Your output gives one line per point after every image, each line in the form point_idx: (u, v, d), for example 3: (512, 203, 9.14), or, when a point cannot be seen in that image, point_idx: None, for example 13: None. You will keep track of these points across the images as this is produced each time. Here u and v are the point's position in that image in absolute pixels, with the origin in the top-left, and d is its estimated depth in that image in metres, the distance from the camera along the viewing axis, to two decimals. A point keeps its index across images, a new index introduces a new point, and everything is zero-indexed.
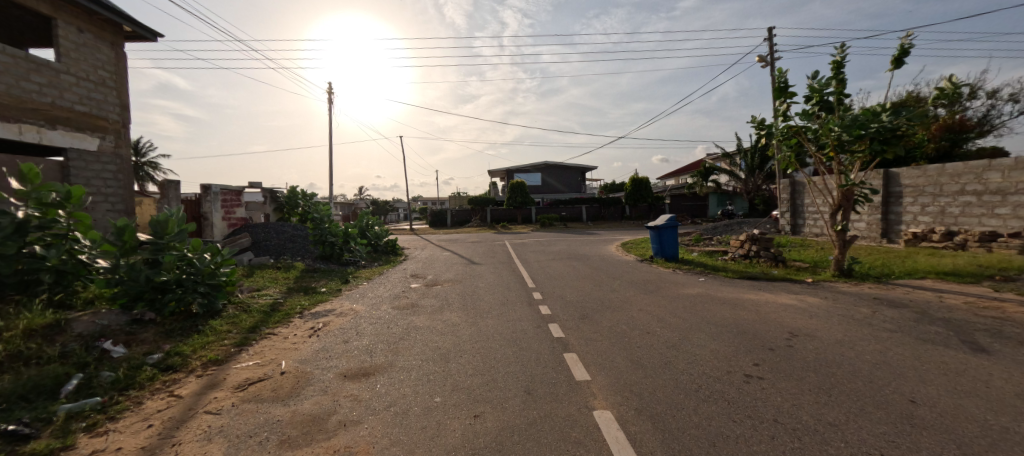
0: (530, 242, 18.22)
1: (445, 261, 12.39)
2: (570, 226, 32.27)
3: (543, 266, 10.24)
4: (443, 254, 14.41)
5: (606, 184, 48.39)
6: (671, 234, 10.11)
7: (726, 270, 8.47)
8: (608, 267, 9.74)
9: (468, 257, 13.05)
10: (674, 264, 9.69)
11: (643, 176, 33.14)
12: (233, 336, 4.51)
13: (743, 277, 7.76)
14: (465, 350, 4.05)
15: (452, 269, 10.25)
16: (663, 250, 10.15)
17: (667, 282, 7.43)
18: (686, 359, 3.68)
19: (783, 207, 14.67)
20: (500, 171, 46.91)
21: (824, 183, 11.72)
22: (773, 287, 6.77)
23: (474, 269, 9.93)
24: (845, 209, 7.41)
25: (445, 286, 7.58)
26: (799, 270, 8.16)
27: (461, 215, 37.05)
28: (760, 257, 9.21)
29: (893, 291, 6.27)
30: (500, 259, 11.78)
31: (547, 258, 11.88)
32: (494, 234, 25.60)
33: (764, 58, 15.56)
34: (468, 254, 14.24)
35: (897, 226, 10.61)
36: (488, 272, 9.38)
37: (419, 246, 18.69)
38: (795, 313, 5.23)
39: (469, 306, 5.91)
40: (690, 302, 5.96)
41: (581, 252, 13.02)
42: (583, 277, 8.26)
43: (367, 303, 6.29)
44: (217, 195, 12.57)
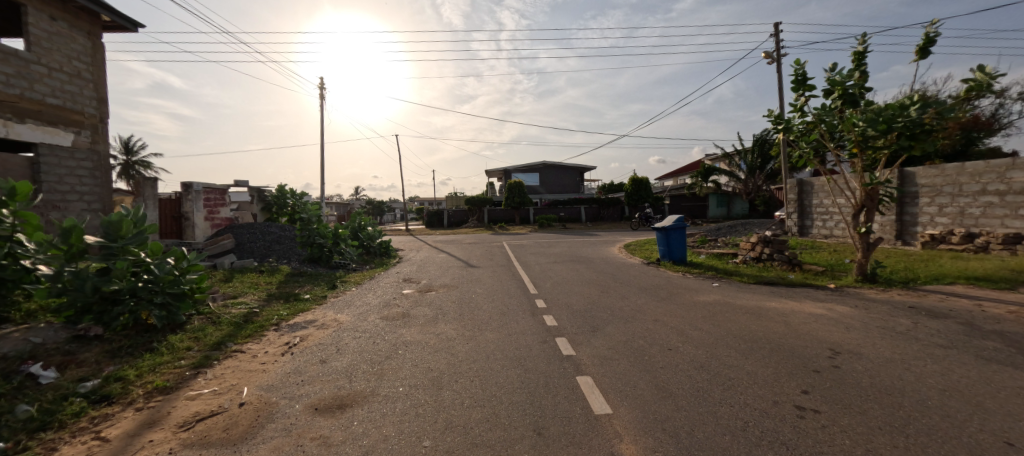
0: (529, 243, 17.68)
1: (442, 264, 11.80)
2: (569, 227, 31.78)
3: (545, 270, 9.67)
4: (439, 256, 13.81)
5: (604, 184, 48.01)
6: (680, 235, 9.58)
7: (740, 274, 7.95)
8: (614, 270, 9.19)
9: (465, 259, 12.48)
10: (683, 267, 9.17)
11: (642, 177, 32.72)
12: (192, 355, 3.92)
13: (760, 282, 7.23)
14: (460, 374, 3.46)
15: (448, 272, 9.65)
16: (671, 253, 9.63)
17: (680, 289, 6.89)
18: (721, 385, 3.13)
19: (791, 207, 14.21)
20: (498, 171, 46.37)
21: (837, 183, 11.24)
22: (795, 294, 6.25)
23: (471, 273, 9.34)
24: (869, 210, 6.92)
25: (438, 293, 6.98)
26: (818, 274, 7.66)
27: (458, 216, 36.52)
28: (774, 260, 8.72)
29: (927, 299, 5.76)
30: (499, 262, 11.21)
31: (549, 261, 11.31)
32: (492, 235, 25.07)
33: (770, 55, 15.13)
34: (465, 256, 13.67)
35: (913, 227, 10.14)
36: (486, 276, 8.80)
37: (415, 247, 18.11)
38: (827, 325, 4.68)
39: (464, 316, 5.32)
40: (710, 312, 5.41)
41: (583, 255, 12.47)
42: (589, 282, 7.70)
43: (352, 313, 5.70)
44: (199, 194, 11.91)
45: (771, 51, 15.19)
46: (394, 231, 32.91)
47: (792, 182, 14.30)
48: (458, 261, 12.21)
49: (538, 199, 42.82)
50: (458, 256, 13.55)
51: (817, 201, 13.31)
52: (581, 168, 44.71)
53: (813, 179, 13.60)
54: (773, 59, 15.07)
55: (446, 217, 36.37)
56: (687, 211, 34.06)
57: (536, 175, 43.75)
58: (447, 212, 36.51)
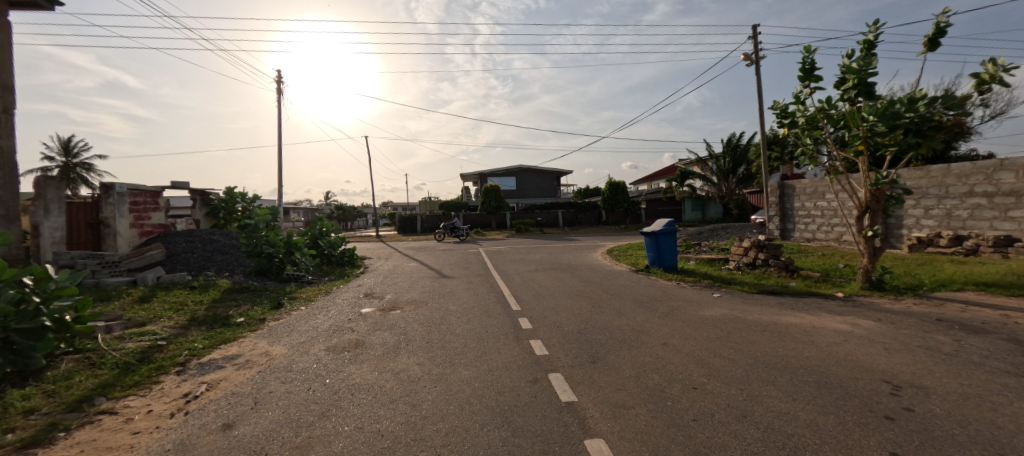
0: (506, 250, 16.77)
1: (411, 274, 10.68)
2: (546, 232, 31.13)
3: (526, 279, 8.75)
4: (409, 265, 12.66)
5: (581, 189, 47.97)
6: (670, 240, 8.92)
7: (738, 282, 7.32)
8: (602, 279, 8.39)
9: (438, 268, 11.41)
10: (675, 275, 8.50)
11: (619, 181, 32.58)
12: (30, 425, 2.69)
13: (762, 291, 6.61)
14: (422, 442, 2.44)
15: (418, 284, 8.56)
16: (661, 260, 8.95)
17: (679, 301, 6.15)
18: (783, 448, 2.28)
19: (772, 211, 14.05)
20: (473, 174, 45.30)
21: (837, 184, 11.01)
22: (806, 305, 5.62)
23: (444, 285, 8.29)
24: (874, 212, 6.45)
25: (404, 312, 5.91)
26: (819, 281, 7.14)
27: (433, 221, 35.19)
28: (769, 266, 8.20)
29: (947, 309, 5.24)
30: (475, 272, 10.22)
31: (531, 269, 10.40)
32: (468, 241, 23.98)
33: (750, 57, 15.02)
34: (438, 264, 12.57)
35: (898, 231, 9.99)
36: (462, 288, 7.80)
37: (384, 255, 16.80)
38: (863, 345, 3.99)
39: (433, 344, 4.30)
40: (723, 330, 4.63)
41: (565, 262, 11.66)
42: (578, 295, 6.84)
43: (292, 343, 4.56)
44: (122, 196, 10.24)
45: (750, 53, 15.08)
46: (363, 237, 31.17)
47: (772, 185, 14.17)
48: (430, 270, 11.13)
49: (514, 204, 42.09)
50: (429, 265, 12.44)
51: (798, 205, 13.18)
52: (557, 172, 44.38)
53: (793, 182, 13.48)
54: (753, 61, 14.96)
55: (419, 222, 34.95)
56: (663, 215, 34.26)
57: (512, 179, 43.04)
58: (420, 217, 35.08)
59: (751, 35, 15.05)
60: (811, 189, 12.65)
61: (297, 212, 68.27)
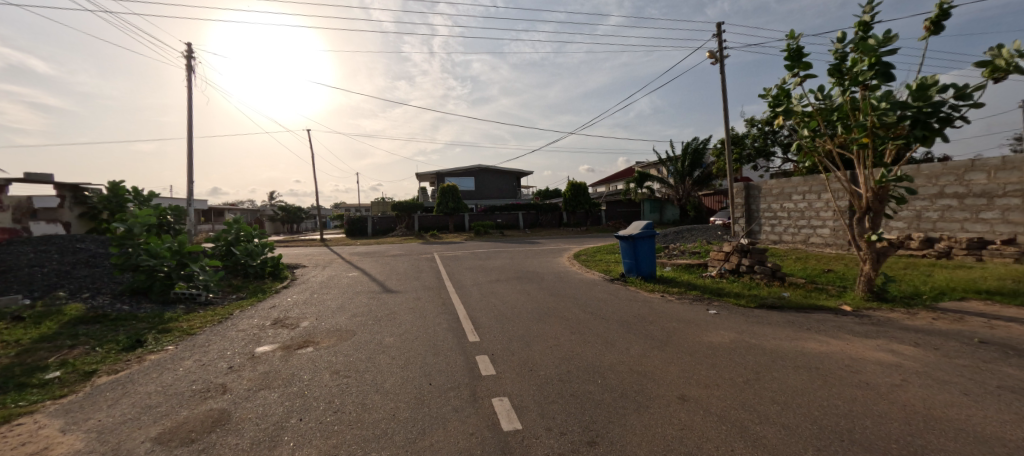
0: (465, 254, 15.28)
1: (350, 285, 8.96)
2: (507, 234, 29.90)
3: (486, 292, 7.35)
4: (351, 274, 10.86)
5: (541, 191, 47.47)
6: (649, 245, 7.86)
7: (729, 294, 6.40)
8: (575, 290, 7.21)
9: (386, 278, 9.77)
10: (655, 284, 7.52)
11: (580, 182, 32.16)
12: None
13: (760, 304, 5.73)
14: None
15: (355, 301, 6.92)
16: (639, 267, 7.88)
17: (672, 320, 5.05)
18: None
19: (737, 212, 13.83)
20: (430, 174, 43.02)
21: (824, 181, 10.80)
22: (820, 323, 4.75)
23: (387, 302, 6.74)
24: (876, 214, 5.77)
25: (320, 349, 4.30)
26: (812, 290, 6.42)
27: (385, 223, 32.74)
28: (754, 274, 7.43)
29: (973, 325, 4.55)
30: (428, 283, 8.71)
31: (492, 278, 9.00)
32: (423, 245, 22.15)
33: (714, 55, 14.73)
34: (383, 273, 10.83)
35: None
36: (409, 306, 6.31)
37: (324, 263, 14.66)
38: (933, 389, 3.01)
39: (341, 417, 2.77)
40: (747, 368, 3.52)
41: (530, 269, 10.41)
42: (549, 314, 5.57)
43: (107, 423, 2.82)
44: None
45: (714, 52, 14.79)
46: (304, 241, 28.07)
47: (737, 186, 13.97)
48: (375, 280, 9.46)
49: (473, 205, 40.55)
50: (375, 274, 10.71)
51: (764, 206, 13.00)
52: (518, 173, 43.36)
53: (759, 183, 13.28)
54: (717, 60, 14.66)
55: (369, 225, 32.38)
56: (622, 217, 34.46)
57: (471, 179, 41.45)
58: (371, 219, 32.49)
59: (715, 34, 14.77)
60: (778, 190, 12.48)
61: (231, 214, 61.74)
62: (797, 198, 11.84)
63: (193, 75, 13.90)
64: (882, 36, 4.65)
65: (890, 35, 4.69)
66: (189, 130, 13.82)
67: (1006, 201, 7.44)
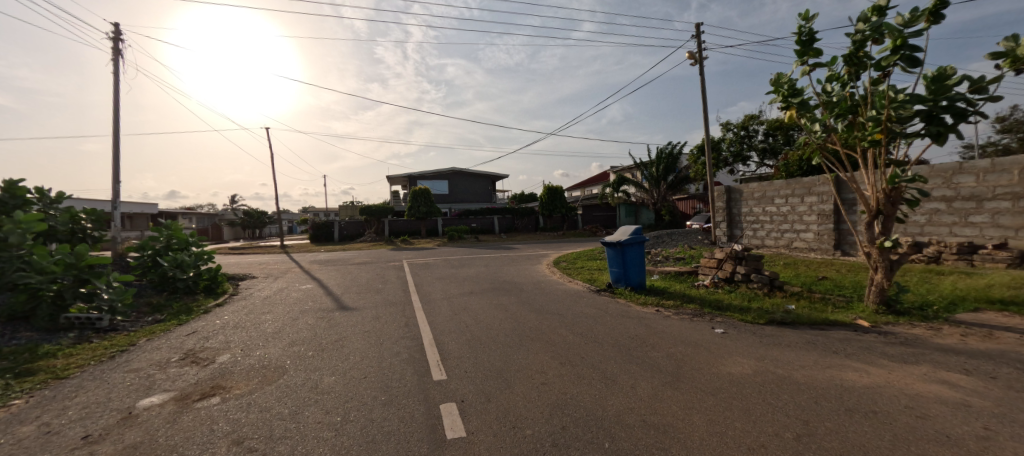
0: (437, 262, 14.25)
1: (302, 298, 7.80)
2: (482, 239, 28.90)
3: (458, 308, 6.38)
4: (306, 285, 9.63)
5: (517, 195, 46.84)
6: (638, 252, 7.08)
7: (731, 307, 5.71)
8: (559, 304, 6.36)
9: (347, 290, 8.66)
10: (646, 295, 6.80)
11: (557, 185, 31.67)
12: None
13: (769, 318, 5.08)
14: None
15: (303, 321, 5.82)
16: (628, 276, 7.08)
17: (678, 343, 4.26)
18: None
19: (719, 216, 13.57)
20: (402, 177, 41.38)
21: (809, 184, 10.68)
22: (846, 342, 4.13)
23: (342, 321, 5.69)
24: (886, 218, 5.30)
25: (229, 399, 3.18)
26: (816, 301, 5.87)
27: (353, 228, 30.95)
28: (751, 282, 6.83)
29: (1009, 342, 4.06)
30: (394, 296, 7.68)
31: (466, 290, 8.04)
32: (393, 251, 20.81)
33: (694, 56, 14.50)
34: (343, 285, 9.63)
35: (851, 237, 9.86)
36: (367, 328, 5.28)
37: (278, 272, 13.19)
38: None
39: None
40: (791, 414, 2.72)
41: (508, 278, 9.53)
42: (531, 337, 4.67)
43: None
44: None
45: (694, 52, 14.56)
46: (262, 248, 25.90)
47: (719, 190, 13.70)
48: (335, 293, 8.35)
49: (447, 209, 39.27)
50: (336, 285, 9.55)
51: (746, 210, 12.78)
52: (493, 176, 42.49)
53: (740, 187, 13.07)
54: (697, 61, 14.39)
55: (336, 230, 30.49)
56: (599, 221, 34.30)
57: (445, 182, 40.19)
58: (338, 224, 30.61)
59: (695, 34, 14.53)
60: (760, 193, 12.26)
61: (184, 218, 57.20)
62: (779, 201, 11.64)
63: (121, 58, 12.11)
64: (909, 15, 4.09)
65: (917, 14, 4.13)
66: (115, 121, 11.97)
67: (995, 204, 7.31)
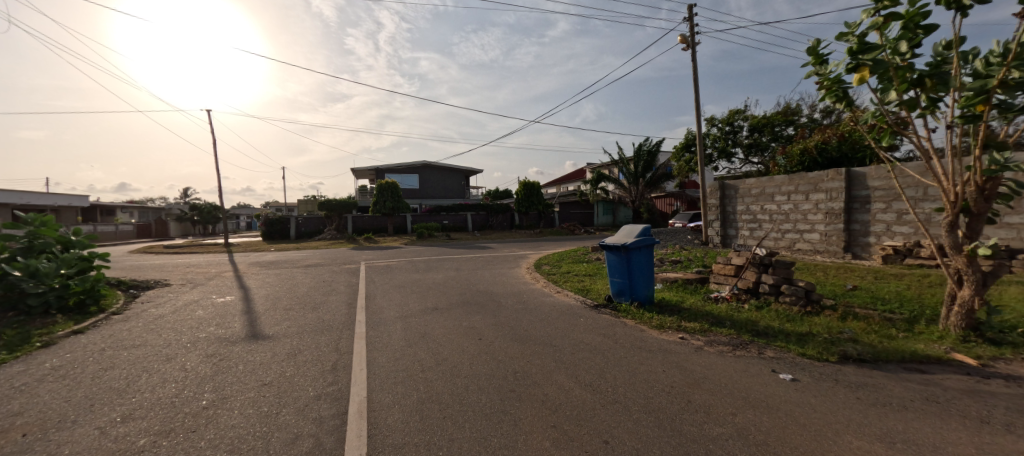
0: (399, 264, 12.42)
1: (210, 318, 5.85)
2: (454, 237, 27.04)
3: (414, 335, 4.69)
4: (227, 296, 7.60)
5: (491, 191, 45.14)
6: (645, 258, 5.62)
7: (778, 334, 4.34)
8: (550, 328, 4.78)
9: (277, 303, 6.77)
10: (659, 313, 5.35)
11: (534, 181, 30.18)
12: None
13: (841, 352, 3.74)
14: None
15: (183, 360, 3.94)
16: (632, 288, 5.61)
17: (745, 406, 2.78)
18: None
19: (712, 215, 12.54)
20: (368, 170, 38.60)
21: (816, 180, 9.74)
22: (983, 397, 2.84)
23: (243, 360, 3.88)
24: (977, 219, 4.07)
25: None
26: (876, 323, 4.63)
27: (312, 224, 28.22)
28: (784, 296, 5.55)
29: None
30: (334, 314, 5.89)
31: (429, 305, 6.30)
32: (352, 250, 18.66)
33: (687, 40, 13.37)
34: (276, 295, 7.68)
35: (864, 238, 8.99)
36: (271, 375, 3.49)
37: (204, 277, 10.88)
38: None
39: None
40: None
41: (483, 286, 7.89)
42: (518, 394, 3.05)
43: None
44: None
45: (687, 36, 13.42)
46: (202, 246, 22.84)
47: (712, 186, 12.64)
48: (261, 307, 6.46)
49: (417, 204, 37.01)
50: (267, 295, 7.61)
51: (741, 208, 11.79)
52: (466, 171, 40.57)
53: (735, 183, 12.06)
54: (689, 46, 13.31)
55: (292, 227, 27.69)
56: (577, 219, 33.26)
57: (414, 176, 37.89)
58: (295, 220, 27.81)
59: (688, 17, 13.43)
60: (758, 190, 11.28)
61: (120, 212, 51.38)
62: (780, 199, 10.71)
63: None
64: None
65: None
66: None
67: None
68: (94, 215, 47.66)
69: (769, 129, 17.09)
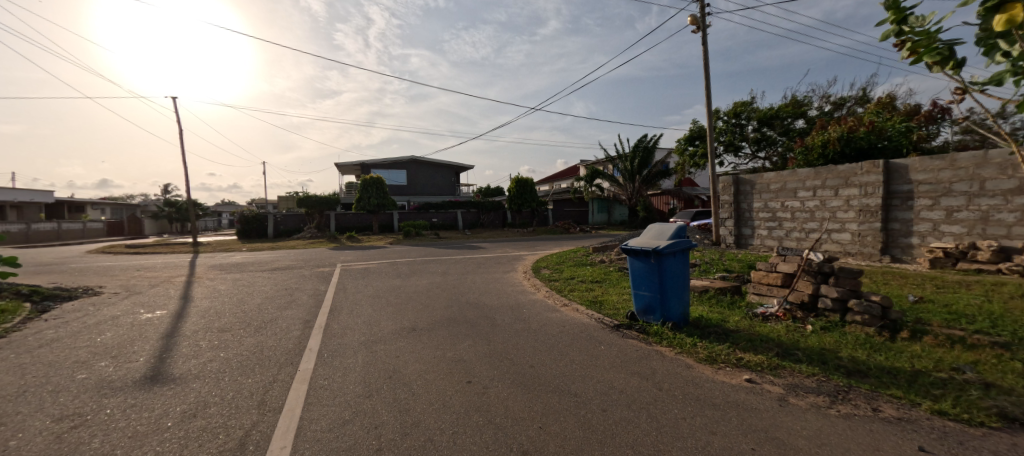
0: (379, 267, 11.10)
1: (115, 343, 4.46)
2: (443, 235, 25.66)
3: (378, 373, 3.41)
4: (161, 309, 6.22)
5: (481, 188, 43.84)
6: (679, 265, 4.38)
7: (876, 374, 3.18)
8: (564, 363, 3.53)
9: (215, 319, 5.42)
10: (700, 336, 4.14)
11: (527, 177, 28.86)
12: None
13: (997, 408, 2.56)
14: None
15: (18, 427, 2.59)
16: (664, 304, 4.36)
17: None
18: None
19: (725, 212, 11.46)
20: (353, 165, 36.92)
21: (849, 173, 8.70)
22: None
23: (107, 426, 2.55)
24: None
25: None
26: (995, 356, 3.49)
27: (292, 222, 26.54)
28: (853, 314, 4.40)
29: None
30: (282, 336, 4.58)
31: (405, 323, 5.02)
32: (331, 250, 17.21)
33: (698, 21, 12.26)
34: (219, 307, 6.28)
35: (904, 239, 7.98)
36: None
37: (149, 281, 9.39)
38: None
39: None
40: None
41: (473, 296, 6.60)
42: None
43: None
44: None
45: (698, 17, 12.31)
46: (168, 245, 21.02)
47: (725, 181, 11.56)
48: (192, 326, 5.10)
49: (405, 201, 35.49)
50: (210, 308, 6.23)
51: (759, 204, 10.74)
52: (457, 167, 39.23)
53: (751, 177, 11.01)
54: (700, 29, 12.23)
55: (270, 225, 25.99)
56: (570, 217, 32.16)
57: (402, 172, 36.33)
58: (272, 218, 26.09)
59: None
60: (778, 185, 10.24)
61: (90, 209, 48.60)
62: (804, 194, 9.67)
63: None
64: None
65: None
66: None
67: None
68: (61, 211, 44.90)
69: (778, 121, 16.14)
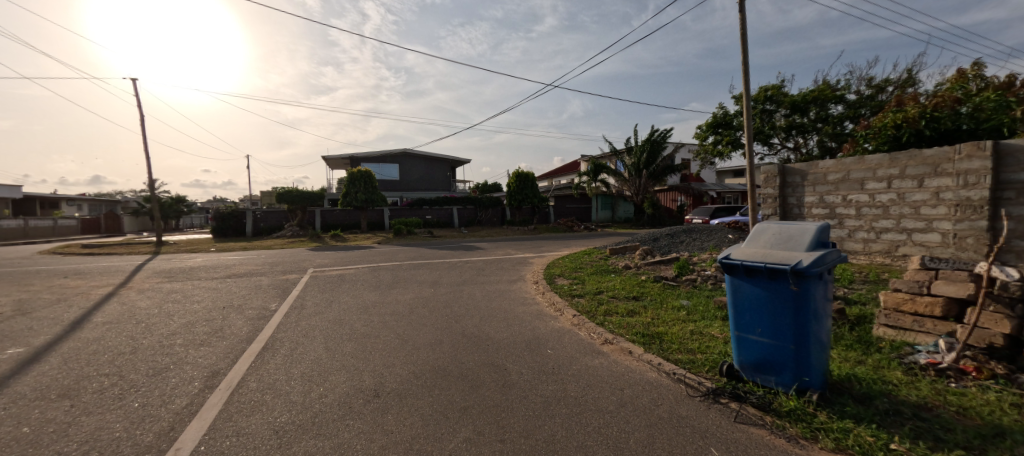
0: (359, 274, 9.22)
1: None
2: (437, 234, 23.77)
3: None
4: (23, 345, 4.32)
5: (478, 185, 41.99)
6: (824, 292, 2.53)
7: None
8: None
9: (77, 369, 3.52)
10: (878, 419, 2.33)
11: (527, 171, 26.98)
12: None
13: None
14: None
15: None
16: (800, 361, 2.50)
17: None
18: None
19: (769, 208, 9.71)
20: (343, 160, 34.90)
21: (942, 159, 6.96)
22: None
23: None
24: None
25: None
26: None
27: (273, 219, 24.49)
28: None
29: None
30: (152, 411, 2.72)
31: (366, 381, 3.16)
32: (309, 252, 15.25)
33: None
34: (111, 340, 4.39)
35: None
36: None
37: (63, 293, 7.45)
38: None
39: None
40: None
41: (472, 323, 4.78)
42: None
43: None
44: None
45: None
46: (131, 245, 18.96)
47: (768, 171, 9.80)
48: (26, 384, 3.22)
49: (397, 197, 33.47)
50: (94, 343, 4.33)
51: (813, 199, 9.00)
52: (452, 162, 37.23)
53: (802, 166, 9.26)
54: None
55: (249, 222, 23.94)
56: (573, 214, 30.36)
57: (394, 166, 34.33)
58: (251, 215, 24.05)
59: None
60: (839, 175, 8.51)
61: (66, 205, 46.13)
62: (875, 186, 7.93)
63: None
64: None
65: None
66: None
67: None
68: (33, 208, 42.38)
69: (811, 106, 14.39)
